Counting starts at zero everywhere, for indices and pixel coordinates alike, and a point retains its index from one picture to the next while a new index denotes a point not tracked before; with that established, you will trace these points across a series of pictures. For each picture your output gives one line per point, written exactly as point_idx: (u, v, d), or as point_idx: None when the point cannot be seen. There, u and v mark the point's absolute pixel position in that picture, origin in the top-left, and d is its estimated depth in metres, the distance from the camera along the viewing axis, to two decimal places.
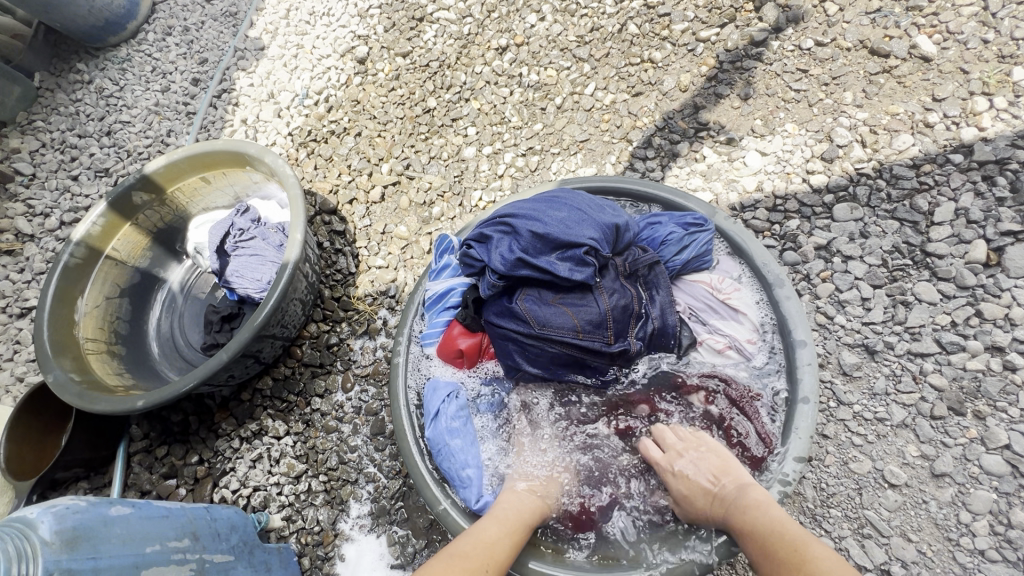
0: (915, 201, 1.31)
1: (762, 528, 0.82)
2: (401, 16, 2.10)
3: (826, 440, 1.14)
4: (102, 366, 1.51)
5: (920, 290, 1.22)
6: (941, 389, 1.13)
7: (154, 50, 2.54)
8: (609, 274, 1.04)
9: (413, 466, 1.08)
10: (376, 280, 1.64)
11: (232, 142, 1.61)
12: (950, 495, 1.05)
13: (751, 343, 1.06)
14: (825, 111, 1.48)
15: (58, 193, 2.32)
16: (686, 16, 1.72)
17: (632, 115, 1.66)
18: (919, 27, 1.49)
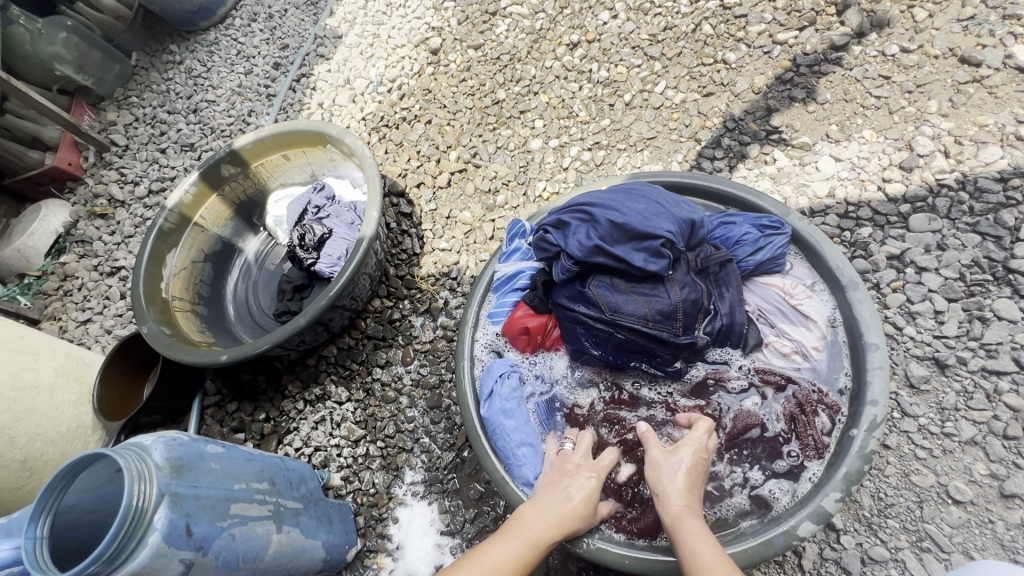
0: (1001, 216, 1.27)
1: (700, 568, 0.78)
2: (475, 10, 2.17)
3: (887, 449, 1.13)
4: (187, 323, 1.64)
5: (1000, 307, 1.18)
6: (1017, 409, 1.10)
7: (240, 35, 2.70)
8: (682, 268, 1.05)
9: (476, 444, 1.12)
10: (439, 262, 1.70)
11: (316, 123, 1.71)
12: (1019, 516, 1.03)
13: (818, 351, 1.03)
14: (906, 118, 1.45)
15: (147, 164, 2.50)
16: (763, 18, 1.72)
17: (701, 114, 1.66)
18: (1015, 37, 1.44)
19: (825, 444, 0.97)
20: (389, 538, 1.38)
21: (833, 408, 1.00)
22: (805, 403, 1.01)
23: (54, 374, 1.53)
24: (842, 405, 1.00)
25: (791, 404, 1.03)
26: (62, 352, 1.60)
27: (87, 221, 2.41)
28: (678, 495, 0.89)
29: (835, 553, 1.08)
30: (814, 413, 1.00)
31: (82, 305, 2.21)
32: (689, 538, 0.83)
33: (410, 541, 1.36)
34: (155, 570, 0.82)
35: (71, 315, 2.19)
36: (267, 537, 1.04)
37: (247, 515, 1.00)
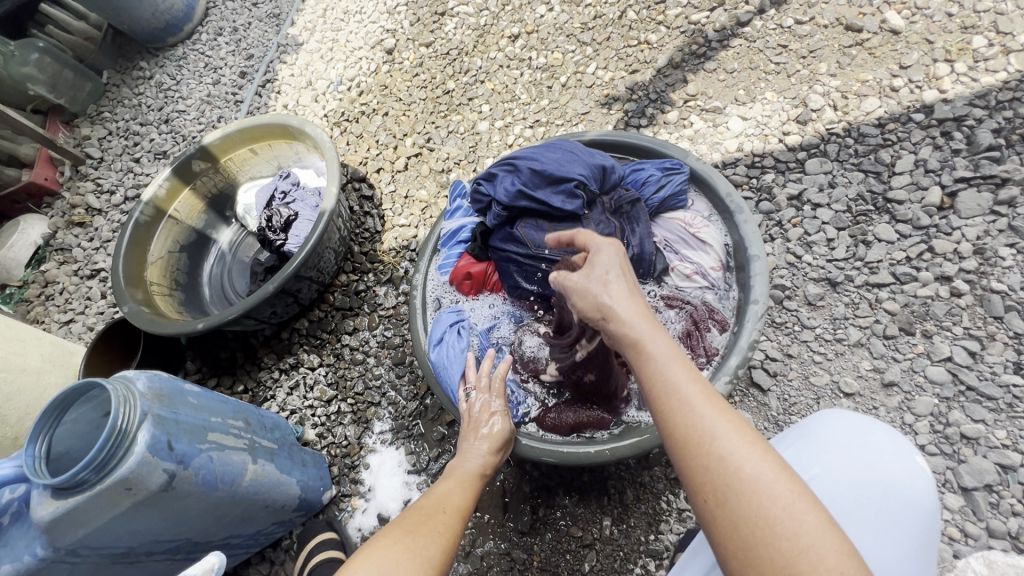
0: (880, 155, 1.45)
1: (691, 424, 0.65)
2: (425, 12, 2.35)
3: (789, 357, 1.29)
4: (166, 304, 1.75)
5: (880, 231, 1.36)
6: (894, 313, 1.27)
7: (207, 49, 2.84)
8: (597, 208, 1.22)
9: (432, 384, 1.26)
10: (399, 236, 1.85)
11: (278, 116, 1.85)
12: (897, 401, 1.19)
13: (715, 270, 1.20)
14: (802, 80, 1.64)
15: (122, 173, 2.62)
16: (679, 2, 1.92)
17: (628, 89, 1.84)
18: (890, 4, 1.65)
19: (715, 349, 1.14)
20: (362, 482, 1.50)
21: (722, 322, 1.17)
22: (698, 319, 1.18)
23: (41, 358, 1.64)
24: (729, 321, 1.16)
25: (687, 320, 1.19)
26: (48, 340, 1.71)
27: (65, 230, 2.52)
28: (627, 319, 0.78)
29: None
30: (706, 327, 1.17)
31: (64, 308, 2.30)
32: (661, 373, 0.70)
33: (380, 482, 1.49)
34: (140, 477, 0.94)
35: (53, 317, 2.28)
36: (243, 466, 1.16)
37: (224, 444, 1.13)
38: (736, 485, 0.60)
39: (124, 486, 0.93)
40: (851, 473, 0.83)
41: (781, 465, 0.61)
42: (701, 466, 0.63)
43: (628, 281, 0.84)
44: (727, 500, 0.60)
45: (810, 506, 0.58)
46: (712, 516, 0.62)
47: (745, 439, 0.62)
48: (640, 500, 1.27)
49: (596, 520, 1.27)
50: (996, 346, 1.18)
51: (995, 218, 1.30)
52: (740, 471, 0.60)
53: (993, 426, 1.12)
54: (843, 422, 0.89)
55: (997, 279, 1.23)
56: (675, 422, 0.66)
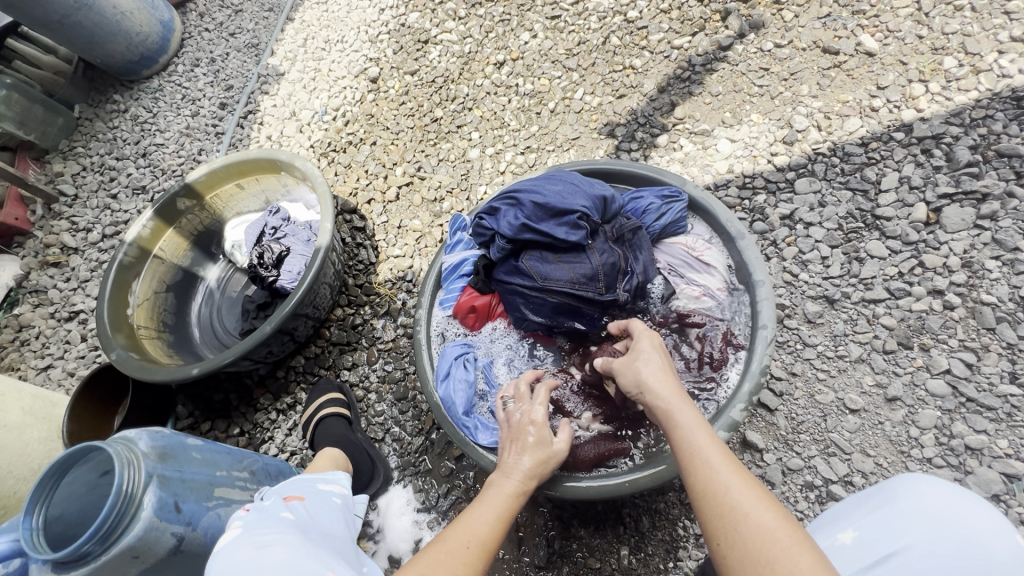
0: (865, 173, 1.50)
1: (699, 469, 0.78)
2: (408, 40, 2.36)
3: (794, 376, 1.31)
4: (154, 348, 1.70)
5: (872, 248, 1.40)
6: (891, 328, 1.30)
7: (185, 81, 2.80)
8: (600, 237, 1.22)
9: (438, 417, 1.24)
10: (395, 267, 1.83)
11: (265, 151, 1.83)
12: (902, 415, 1.21)
13: (722, 291, 1.22)
14: (784, 102, 1.69)
15: (99, 210, 2.54)
16: (661, 28, 1.97)
17: (616, 113, 1.87)
18: (863, 28, 1.72)
19: (727, 373, 1.16)
20: (369, 523, 1.46)
21: (735, 343, 1.18)
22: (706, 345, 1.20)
23: (22, 412, 1.55)
24: (742, 343, 1.17)
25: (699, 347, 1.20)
26: (29, 391, 1.63)
27: (40, 271, 2.42)
28: (661, 386, 0.93)
29: (760, 469, 1.24)
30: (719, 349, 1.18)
31: (41, 353, 2.21)
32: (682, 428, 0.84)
33: (389, 523, 1.45)
34: (148, 544, 0.90)
35: (30, 363, 2.19)
36: None
37: (230, 498, 1.08)
38: (738, 522, 0.70)
39: (131, 555, 0.88)
40: (945, 536, 0.75)
41: (784, 518, 0.69)
42: (708, 502, 0.75)
43: (662, 356, 1.00)
44: (726, 540, 0.71)
45: (803, 550, 0.66)
46: (715, 553, 0.73)
47: (753, 492, 0.73)
48: (656, 527, 1.26)
49: (613, 550, 1.26)
50: (991, 357, 1.21)
51: (980, 231, 1.35)
52: (742, 511, 0.71)
53: (995, 436, 1.15)
54: (941, 487, 0.80)
55: (986, 291, 1.28)
56: (688, 470, 0.80)
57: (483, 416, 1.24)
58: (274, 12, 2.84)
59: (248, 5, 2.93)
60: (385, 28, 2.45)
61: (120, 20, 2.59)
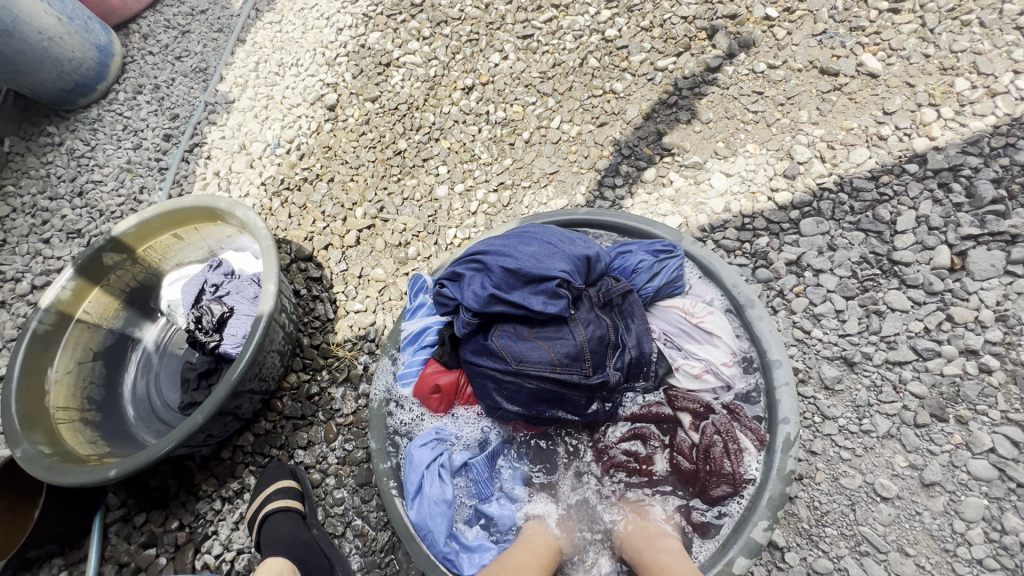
0: (878, 212, 1.34)
1: None
2: (368, 63, 2.16)
3: (814, 456, 1.14)
4: (75, 437, 1.46)
5: (892, 299, 1.24)
6: (922, 396, 1.13)
7: (125, 109, 2.54)
8: (584, 304, 1.04)
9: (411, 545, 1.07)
10: (355, 324, 1.62)
11: (201, 198, 1.61)
12: (943, 504, 1.04)
13: (728, 367, 1.05)
14: (783, 130, 1.53)
15: (28, 257, 2.27)
16: (643, 47, 1.80)
17: (598, 144, 1.69)
18: (863, 46, 1.57)
19: (745, 475, 0.99)
20: None
21: (756, 434, 1.01)
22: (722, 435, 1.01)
23: None
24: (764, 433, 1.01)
25: (713, 436, 1.01)
26: None
27: None
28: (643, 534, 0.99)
29: (781, 573, 1.07)
30: (735, 442, 1.01)
31: None
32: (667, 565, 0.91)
33: None
34: None
35: None
36: None
37: None
38: None
39: None
40: None
41: None
42: None
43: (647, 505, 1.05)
44: None
45: None
46: None
47: None
48: None
49: None
50: None
51: (1012, 279, 1.19)
52: None
53: None
54: None
55: None
56: None
57: (465, 533, 1.09)
58: (223, 32, 2.60)
59: (194, 24, 2.68)
60: (343, 49, 2.24)
61: (47, 46, 2.31)
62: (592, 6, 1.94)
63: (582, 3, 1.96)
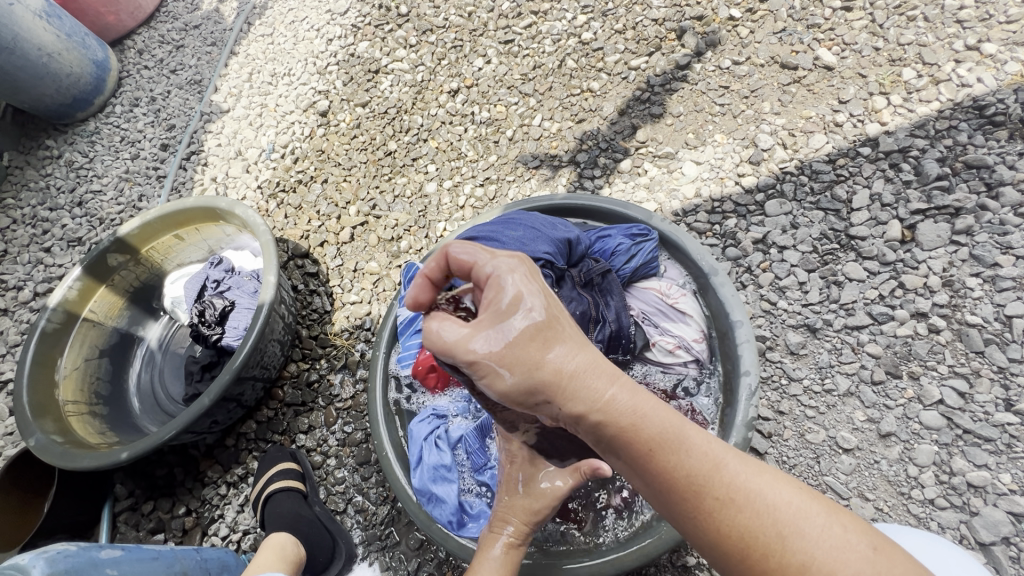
0: (835, 192, 1.45)
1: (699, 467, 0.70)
2: (358, 70, 2.26)
3: (782, 415, 1.23)
4: (84, 428, 1.52)
5: (849, 270, 1.34)
6: (877, 356, 1.23)
7: (123, 121, 2.62)
8: (567, 283, 1.13)
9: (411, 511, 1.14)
10: (351, 315, 1.70)
11: (202, 198, 1.69)
12: (898, 452, 1.14)
13: (698, 342, 1.13)
14: (748, 120, 1.64)
15: (30, 266, 2.33)
16: (617, 48, 1.91)
17: (578, 139, 1.79)
18: (819, 41, 1.69)
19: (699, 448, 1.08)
20: None
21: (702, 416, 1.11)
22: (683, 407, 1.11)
23: None
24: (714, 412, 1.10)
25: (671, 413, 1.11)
26: None
27: None
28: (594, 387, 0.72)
29: None
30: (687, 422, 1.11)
31: None
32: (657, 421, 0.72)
33: None
34: None
35: None
36: None
37: None
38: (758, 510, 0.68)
39: None
40: None
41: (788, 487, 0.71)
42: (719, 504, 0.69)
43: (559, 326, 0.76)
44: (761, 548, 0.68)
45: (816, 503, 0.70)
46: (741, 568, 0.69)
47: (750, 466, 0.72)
48: None
49: None
50: (983, 383, 1.15)
51: (956, 248, 1.30)
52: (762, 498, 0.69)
53: (997, 470, 1.08)
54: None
55: (970, 311, 1.22)
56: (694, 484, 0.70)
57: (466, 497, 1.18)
58: (216, 46, 2.70)
59: (188, 38, 2.78)
60: (333, 58, 2.34)
61: (47, 62, 2.39)
62: (568, 12, 2.06)
63: (559, 10, 2.08)
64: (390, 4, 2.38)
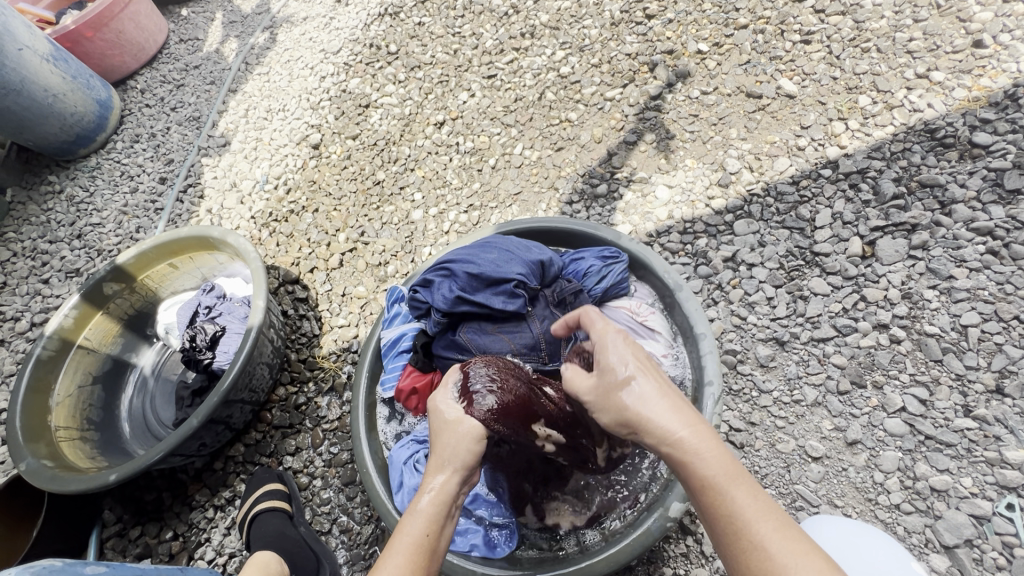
0: (799, 211, 1.52)
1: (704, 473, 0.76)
2: (349, 105, 2.37)
3: (752, 426, 1.26)
4: (75, 452, 1.55)
5: (814, 285, 1.40)
6: (842, 367, 1.28)
7: (123, 157, 2.72)
8: (540, 303, 1.19)
9: None
10: (339, 338, 1.75)
11: (196, 228, 1.75)
12: (864, 459, 1.18)
13: (667, 358, 1.18)
14: (716, 146, 1.72)
15: (29, 297, 2.38)
16: (593, 81, 2.02)
17: (557, 167, 1.88)
18: (781, 72, 1.80)
19: None
20: None
21: None
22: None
23: None
24: None
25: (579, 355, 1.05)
26: None
27: None
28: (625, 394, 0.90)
29: None
30: None
31: None
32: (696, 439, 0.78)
33: None
34: None
35: None
36: None
37: None
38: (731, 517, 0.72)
39: None
40: None
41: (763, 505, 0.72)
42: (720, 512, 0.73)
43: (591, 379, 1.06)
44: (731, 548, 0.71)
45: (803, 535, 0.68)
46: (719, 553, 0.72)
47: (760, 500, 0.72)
48: None
49: None
50: (942, 390, 1.20)
51: (914, 262, 1.36)
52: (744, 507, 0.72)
53: (958, 475, 1.12)
54: None
55: (928, 321, 1.28)
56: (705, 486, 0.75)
57: None
58: (215, 84, 2.82)
59: (188, 78, 2.91)
60: (326, 94, 2.45)
61: (53, 103, 2.50)
62: (548, 48, 2.18)
63: (539, 47, 2.21)
64: (380, 43, 2.51)
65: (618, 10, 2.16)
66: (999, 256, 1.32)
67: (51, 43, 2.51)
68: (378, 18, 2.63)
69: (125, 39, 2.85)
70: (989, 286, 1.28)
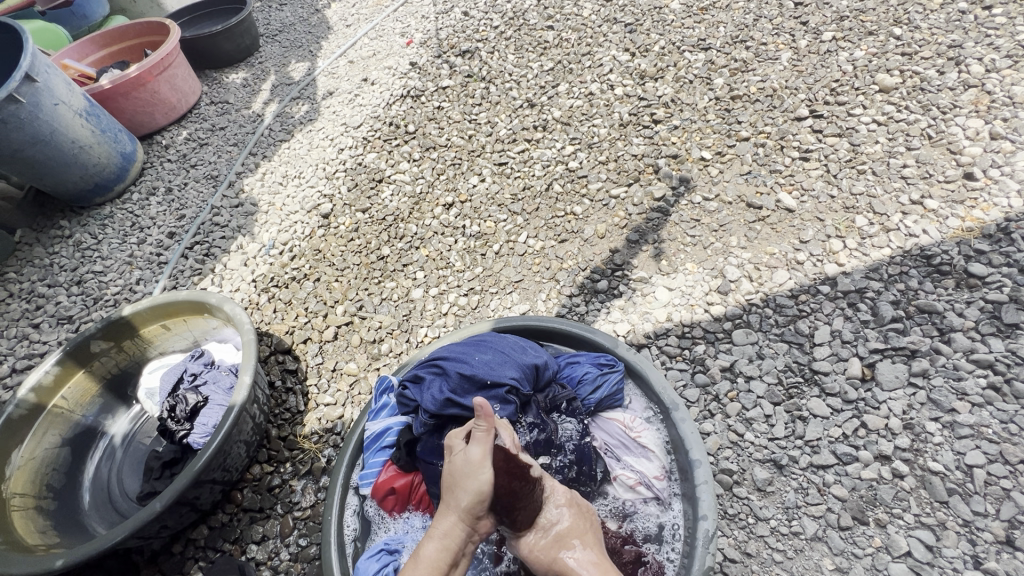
0: (799, 325, 1.52)
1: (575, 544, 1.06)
2: (363, 179, 2.45)
3: (748, 557, 1.19)
4: (26, 525, 1.45)
5: (813, 406, 1.37)
6: (843, 499, 1.22)
7: (137, 208, 2.77)
8: (532, 409, 1.17)
9: None
10: (323, 417, 1.69)
11: (195, 292, 1.76)
12: None
13: (659, 480, 1.14)
14: (716, 252, 1.76)
15: (15, 341, 2.33)
16: (600, 177, 2.10)
17: (559, 258, 1.90)
18: (781, 185, 1.86)
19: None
20: None
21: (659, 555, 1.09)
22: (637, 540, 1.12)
23: None
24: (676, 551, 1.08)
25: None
26: None
27: None
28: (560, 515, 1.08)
29: None
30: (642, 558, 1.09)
31: None
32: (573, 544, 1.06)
33: None
34: None
35: None
36: None
37: None
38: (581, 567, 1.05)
39: None
40: None
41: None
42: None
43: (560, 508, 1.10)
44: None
45: None
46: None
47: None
48: None
49: None
50: (950, 536, 1.13)
51: (915, 389, 1.34)
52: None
53: None
54: None
55: (932, 457, 1.23)
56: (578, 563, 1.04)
57: None
58: (237, 146, 2.93)
59: (213, 138, 3.03)
60: (342, 166, 2.54)
61: (77, 153, 2.57)
62: (558, 142, 2.28)
63: (550, 140, 2.31)
64: (399, 123, 2.64)
65: (627, 112, 2.28)
66: (1001, 392, 1.29)
67: (87, 100, 2.64)
68: (400, 99, 2.77)
69: (159, 98, 3.00)
70: (993, 424, 1.25)
